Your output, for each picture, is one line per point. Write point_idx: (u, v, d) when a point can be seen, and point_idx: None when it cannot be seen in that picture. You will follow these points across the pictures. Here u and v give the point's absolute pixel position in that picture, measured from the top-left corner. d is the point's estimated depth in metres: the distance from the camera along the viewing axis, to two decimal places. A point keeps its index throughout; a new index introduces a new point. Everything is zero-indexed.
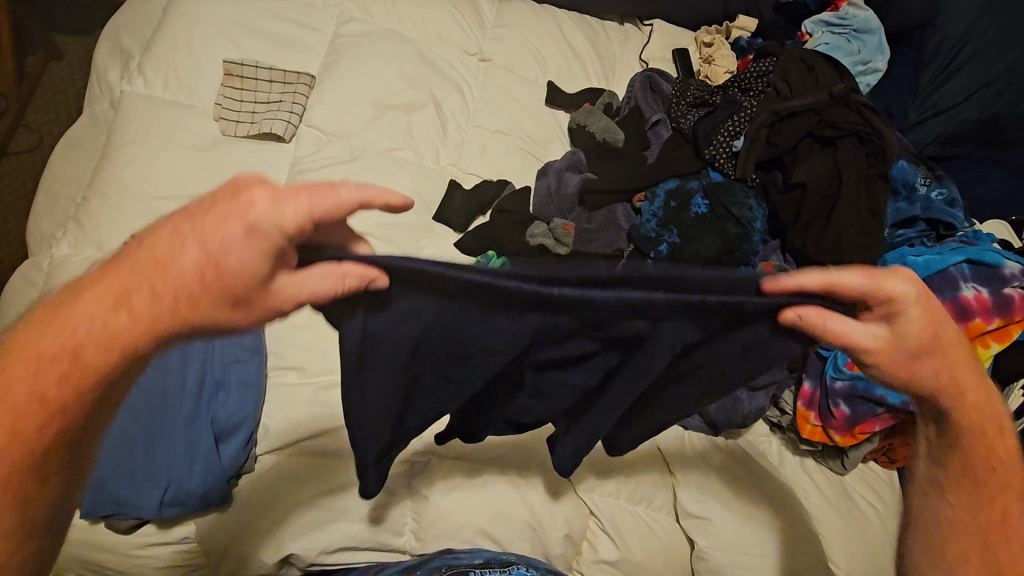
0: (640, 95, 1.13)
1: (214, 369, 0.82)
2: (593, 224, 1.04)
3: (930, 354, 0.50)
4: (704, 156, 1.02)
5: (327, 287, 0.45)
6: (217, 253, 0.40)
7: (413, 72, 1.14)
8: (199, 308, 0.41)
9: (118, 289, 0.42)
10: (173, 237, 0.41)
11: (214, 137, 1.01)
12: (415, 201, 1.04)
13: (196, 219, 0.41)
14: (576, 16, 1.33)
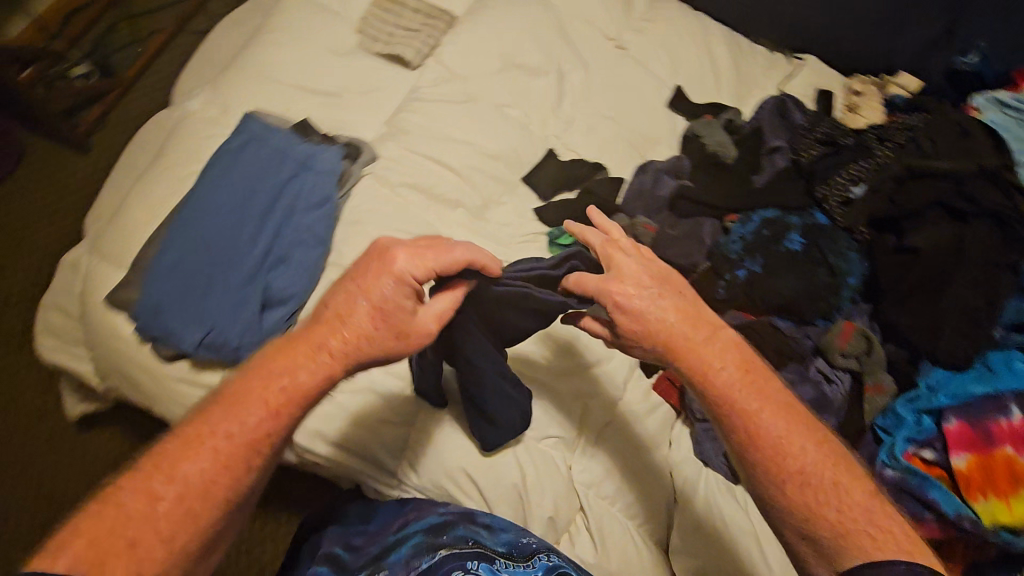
0: (766, 120, 1.04)
1: (279, 242, 0.88)
2: (676, 231, 1.00)
3: (651, 316, 0.64)
4: (814, 194, 0.96)
5: (451, 299, 0.66)
6: (374, 284, 0.60)
7: (548, 40, 1.16)
8: (382, 335, 0.60)
9: (309, 349, 0.60)
10: (347, 298, 0.61)
11: (351, 46, 1.07)
12: (510, 157, 1.07)
13: (357, 282, 0.61)
14: (726, 31, 1.29)
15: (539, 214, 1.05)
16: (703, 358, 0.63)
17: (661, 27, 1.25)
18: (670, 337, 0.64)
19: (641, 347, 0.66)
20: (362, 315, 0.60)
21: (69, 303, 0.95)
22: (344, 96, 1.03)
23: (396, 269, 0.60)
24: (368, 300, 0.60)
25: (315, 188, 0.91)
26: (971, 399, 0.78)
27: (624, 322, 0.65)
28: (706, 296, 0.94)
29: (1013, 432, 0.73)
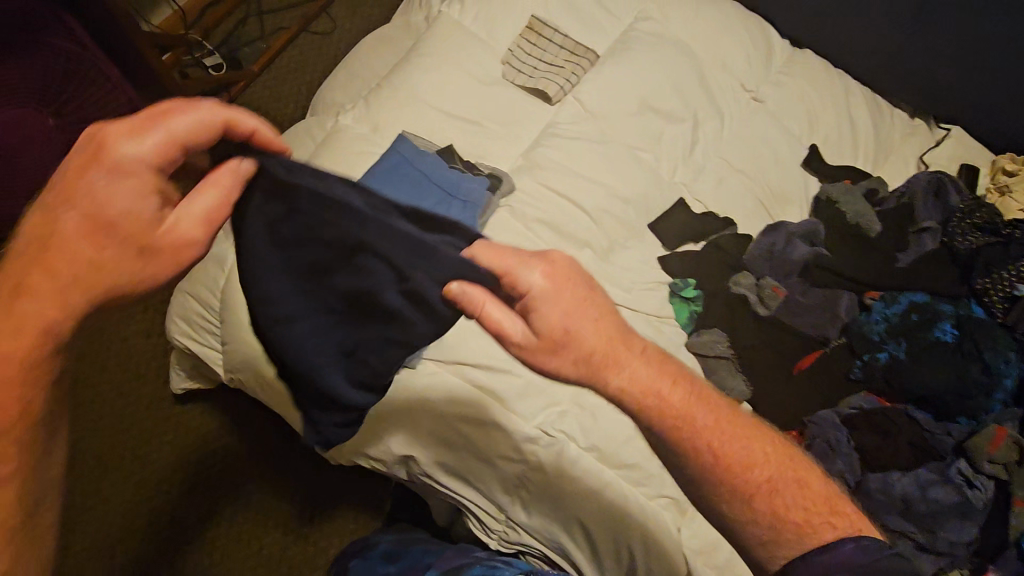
0: (920, 192, 0.99)
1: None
2: (807, 299, 0.99)
3: (567, 318, 0.58)
4: (973, 286, 0.94)
5: (220, 192, 0.57)
6: (86, 183, 0.51)
7: (689, 87, 1.14)
8: (142, 248, 0.54)
9: (16, 279, 0.51)
10: (52, 208, 0.52)
11: (496, 76, 1.08)
12: (639, 203, 1.06)
13: (66, 184, 0.52)
14: (868, 92, 1.25)
15: (663, 263, 1.04)
16: (638, 373, 0.59)
17: (802, 85, 1.22)
18: (581, 339, 0.58)
19: (556, 357, 0.58)
20: (90, 227, 0.52)
21: (208, 295, 1.00)
22: (486, 125, 1.05)
23: (111, 176, 0.52)
24: (92, 216, 0.52)
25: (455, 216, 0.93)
26: None
27: (547, 317, 0.58)
28: (837, 373, 0.94)
29: None
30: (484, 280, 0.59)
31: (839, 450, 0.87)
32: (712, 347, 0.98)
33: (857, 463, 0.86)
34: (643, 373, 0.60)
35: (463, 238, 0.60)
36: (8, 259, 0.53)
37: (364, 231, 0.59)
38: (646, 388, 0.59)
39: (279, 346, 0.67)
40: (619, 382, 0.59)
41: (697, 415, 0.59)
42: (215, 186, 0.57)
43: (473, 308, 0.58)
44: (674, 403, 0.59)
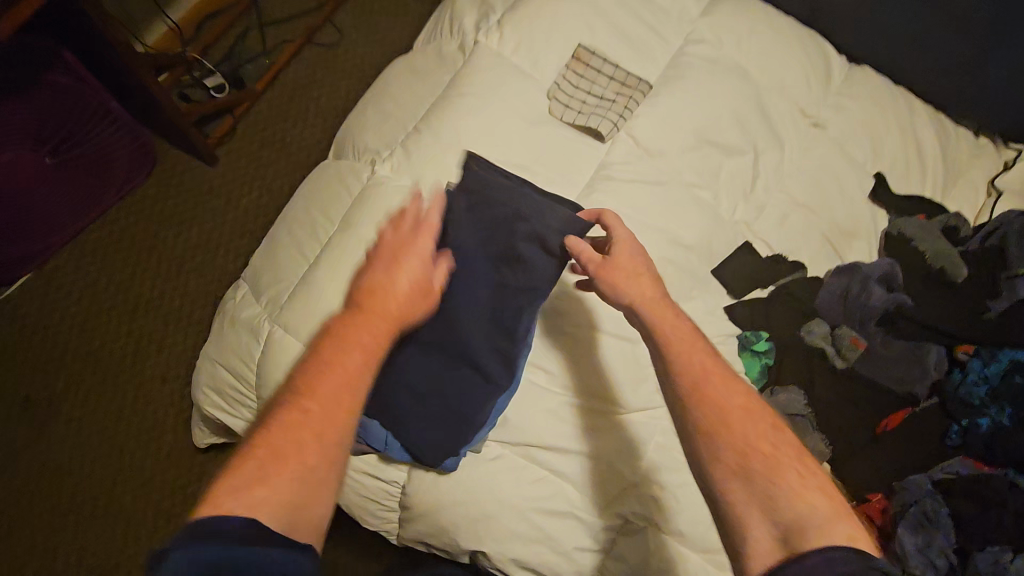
0: (1013, 237, 0.93)
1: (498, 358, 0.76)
2: (889, 351, 0.92)
3: (638, 271, 0.71)
4: None
5: (445, 277, 0.68)
6: (407, 254, 0.63)
7: (748, 116, 1.06)
8: (403, 310, 0.61)
9: (372, 305, 0.59)
10: (386, 267, 0.62)
11: (542, 113, 0.99)
12: (702, 248, 0.99)
13: (393, 252, 0.64)
14: (932, 112, 1.17)
15: (731, 314, 0.97)
16: (664, 316, 0.67)
17: (864, 107, 1.13)
18: (636, 279, 0.71)
19: (627, 283, 0.71)
20: (380, 279, 0.61)
21: (242, 367, 0.91)
22: (535, 170, 0.96)
23: (421, 249, 0.64)
24: (384, 273, 0.62)
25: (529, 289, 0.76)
26: None
27: (613, 263, 0.72)
28: (930, 437, 0.88)
29: None
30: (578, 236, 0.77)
31: (934, 521, 0.82)
32: (790, 406, 0.91)
33: (952, 535, 0.82)
34: (664, 312, 0.67)
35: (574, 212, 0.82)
36: (362, 282, 0.61)
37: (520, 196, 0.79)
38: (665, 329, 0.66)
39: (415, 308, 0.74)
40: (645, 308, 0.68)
41: (687, 355, 0.63)
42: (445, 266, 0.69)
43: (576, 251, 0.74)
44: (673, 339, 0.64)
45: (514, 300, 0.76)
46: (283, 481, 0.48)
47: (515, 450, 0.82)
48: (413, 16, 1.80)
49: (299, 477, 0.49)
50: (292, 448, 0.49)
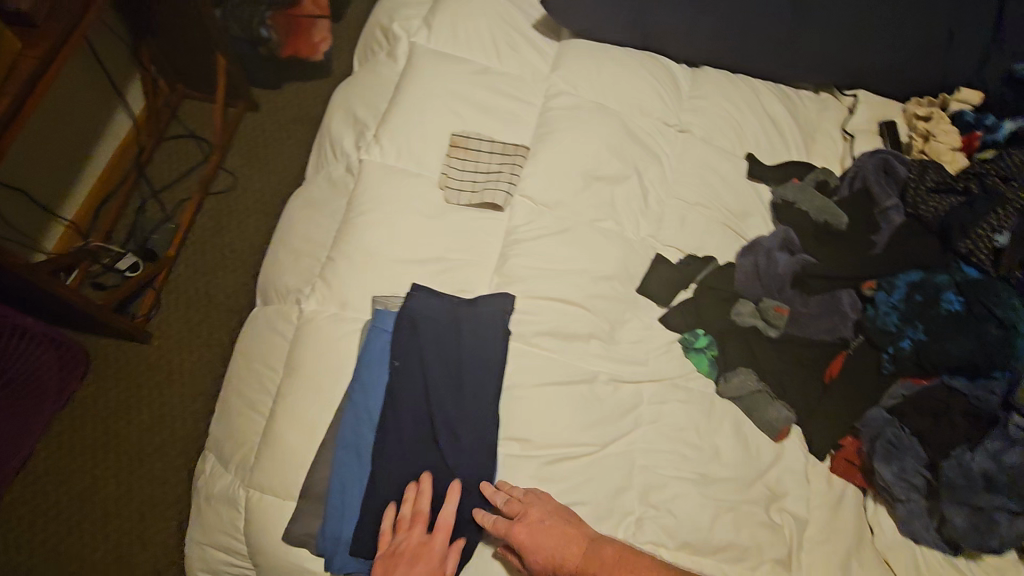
0: (868, 176, 1.06)
1: (487, 429, 0.85)
2: (810, 308, 1.01)
3: (535, 519, 0.78)
4: (959, 249, 0.98)
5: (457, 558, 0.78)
6: (425, 544, 0.77)
7: (620, 144, 1.17)
8: None
9: (413, 551, 0.77)
10: (414, 545, 0.77)
11: (440, 204, 1.06)
12: (620, 272, 1.07)
13: (410, 539, 0.77)
14: (773, 86, 1.32)
15: (665, 323, 1.04)
16: (553, 551, 0.76)
17: (715, 103, 1.26)
18: (535, 530, 0.77)
19: (521, 524, 0.78)
20: None
21: (227, 539, 0.89)
22: (451, 258, 1.02)
23: (436, 549, 0.77)
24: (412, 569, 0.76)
25: (490, 360, 0.88)
26: None
27: (515, 528, 0.78)
28: (870, 372, 0.95)
29: None
30: (492, 332, 0.89)
31: (903, 445, 0.88)
32: (747, 385, 0.98)
33: (924, 450, 0.88)
34: (559, 545, 0.77)
35: (503, 303, 0.92)
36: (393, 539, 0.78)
37: (442, 304, 0.91)
38: (565, 560, 0.76)
39: (386, 423, 0.83)
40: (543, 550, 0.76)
41: (589, 566, 0.76)
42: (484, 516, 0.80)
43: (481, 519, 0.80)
44: (570, 558, 0.76)
45: (472, 390, 0.86)
46: None
47: None
48: (301, 140, 1.89)
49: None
50: None
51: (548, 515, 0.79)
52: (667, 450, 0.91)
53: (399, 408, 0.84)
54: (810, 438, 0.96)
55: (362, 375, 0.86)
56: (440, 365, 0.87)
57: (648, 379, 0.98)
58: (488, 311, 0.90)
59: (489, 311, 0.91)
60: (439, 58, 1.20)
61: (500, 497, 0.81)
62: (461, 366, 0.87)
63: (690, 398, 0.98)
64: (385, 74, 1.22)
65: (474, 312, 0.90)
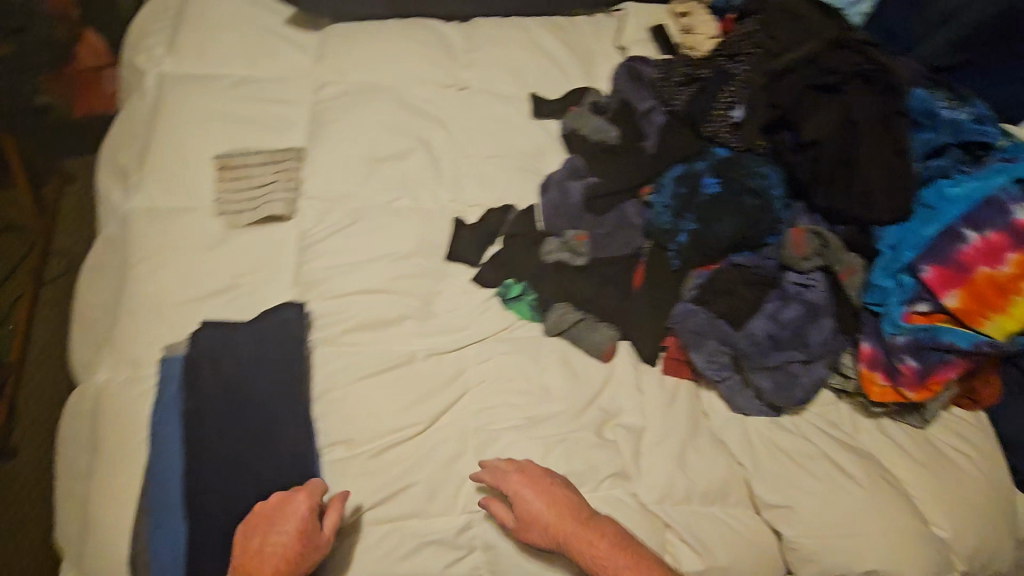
0: (625, 88, 1.04)
1: (302, 437, 0.85)
2: (604, 228, 1.03)
3: (540, 479, 0.83)
4: (703, 135, 0.97)
5: (317, 535, 0.76)
6: (290, 517, 0.76)
7: (397, 120, 1.15)
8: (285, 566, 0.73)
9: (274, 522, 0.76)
10: (280, 516, 0.76)
11: (220, 231, 1.02)
12: (424, 247, 1.06)
13: (278, 515, 0.76)
14: (544, 19, 1.30)
15: (479, 282, 1.04)
16: (550, 508, 0.80)
17: (489, 50, 1.24)
18: (536, 484, 0.82)
19: (516, 483, 0.82)
20: (262, 550, 0.74)
21: None
22: (242, 283, 0.98)
23: (306, 520, 0.76)
24: (264, 540, 0.75)
25: (291, 370, 0.88)
26: (931, 241, 0.78)
27: (512, 475, 0.83)
28: (663, 272, 0.98)
29: (978, 251, 0.75)
30: (288, 340, 0.90)
31: (705, 330, 0.92)
32: (566, 319, 1.00)
33: (729, 327, 0.91)
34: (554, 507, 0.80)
35: (294, 309, 0.93)
36: (272, 513, 0.77)
37: (229, 329, 0.89)
38: (560, 516, 0.80)
39: (193, 465, 0.81)
40: (540, 503, 0.80)
41: (583, 533, 0.79)
42: (484, 473, 0.84)
43: (483, 477, 0.84)
44: (564, 520, 0.79)
45: (277, 403, 0.86)
46: None
47: (355, 526, 0.83)
48: None
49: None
50: None
51: (547, 478, 0.83)
52: (496, 404, 0.93)
53: (204, 447, 0.82)
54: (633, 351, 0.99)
55: (161, 429, 0.84)
56: (240, 393, 0.86)
57: (470, 342, 0.99)
58: (280, 320, 0.91)
59: (281, 323, 0.91)
60: (191, 82, 1.14)
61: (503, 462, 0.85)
62: (261, 385, 0.87)
63: (514, 348, 0.99)
64: (138, 112, 1.15)
65: (265, 328, 0.90)
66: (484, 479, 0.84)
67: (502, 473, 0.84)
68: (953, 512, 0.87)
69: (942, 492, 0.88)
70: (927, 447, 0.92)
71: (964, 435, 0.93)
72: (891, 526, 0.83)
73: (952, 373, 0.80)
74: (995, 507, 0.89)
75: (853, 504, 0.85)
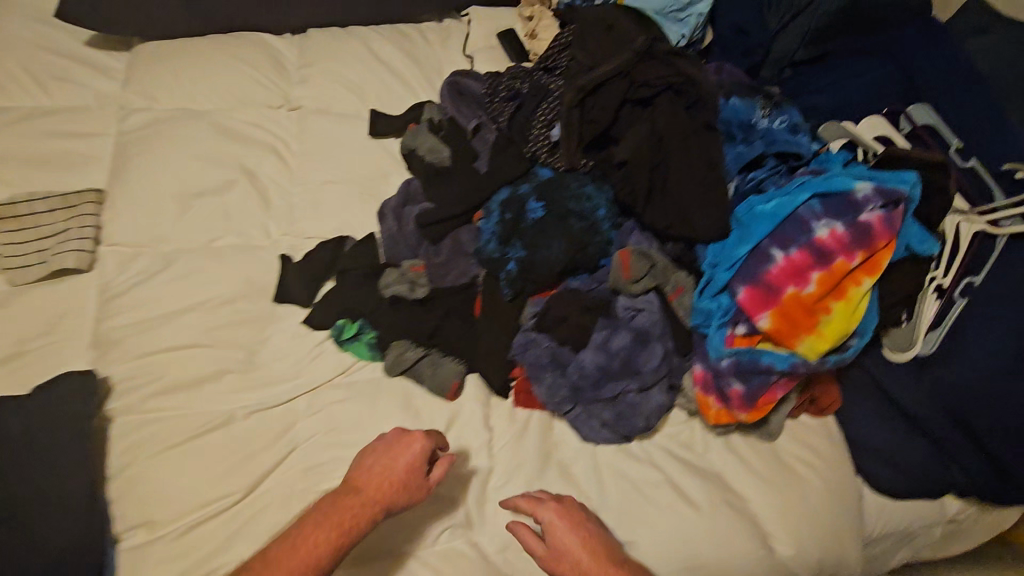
0: (452, 108, 0.98)
1: (78, 529, 0.73)
2: (440, 257, 0.95)
3: (578, 516, 0.78)
4: (527, 153, 0.90)
5: (441, 466, 0.78)
6: (405, 449, 0.77)
7: (215, 150, 1.04)
8: (384, 494, 0.74)
9: (382, 459, 0.77)
10: (398, 447, 0.78)
11: (4, 291, 0.91)
12: (249, 289, 0.97)
13: (394, 445, 0.78)
14: (385, 27, 1.20)
15: (310, 323, 0.95)
16: (584, 546, 0.75)
17: (322, 64, 1.13)
18: (571, 517, 0.78)
19: (553, 512, 0.78)
20: (374, 471, 0.76)
21: None
22: (26, 349, 0.87)
23: (414, 455, 0.77)
24: (372, 466, 0.76)
25: (63, 450, 0.78)
26: (743, 260, 0.75)
27: (551, 504, 0.79)
28: (500, 304, 0.91)
29: (785, 271, 0.71)
30: (59, 414, 0.80)
31: (544, 364, 0.86)
32: (406, 358, 0.93)
33: (570, 354, 0.86)
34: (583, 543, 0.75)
35: (73, 375, 0.83)
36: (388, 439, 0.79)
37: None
38: (595, 553, 0.75)
39: None
40: (575, 535, 0.76)
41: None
42: (524, 497, 0.80)
43: (521, 504, 0.80)
44: (598, 559, 0.74)
45: (48, 491, 0.74)
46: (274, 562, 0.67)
47: None
48: None
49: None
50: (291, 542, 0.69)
51: (582, 514, 0.79)
52: (326, 461, 0.86)
53: None
54: (478, 388, 0.93)
55: None
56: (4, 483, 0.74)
57: (299, 394, 0.91)
58: (55, 390, 0.81)
59: (54, 394, 0.81)
60: None
61: (542, 494, 0.82)
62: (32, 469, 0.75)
63: (349, 395, 0.92)
64: None
65: (34, 402, 0.80)
66: (522, 505, 0.80)
67: (538, 504, 0.79)
68: (797, 529, 0.86)
69: (787, 509, 0.87)
70: (774, 462, 0.91)
71: (810, 444, 0.92)
72: (727, 551, 0.83)
73: (779, 392, 0.78)
74: (839, 516, 0.89)
75: (691, 534, 0.84)
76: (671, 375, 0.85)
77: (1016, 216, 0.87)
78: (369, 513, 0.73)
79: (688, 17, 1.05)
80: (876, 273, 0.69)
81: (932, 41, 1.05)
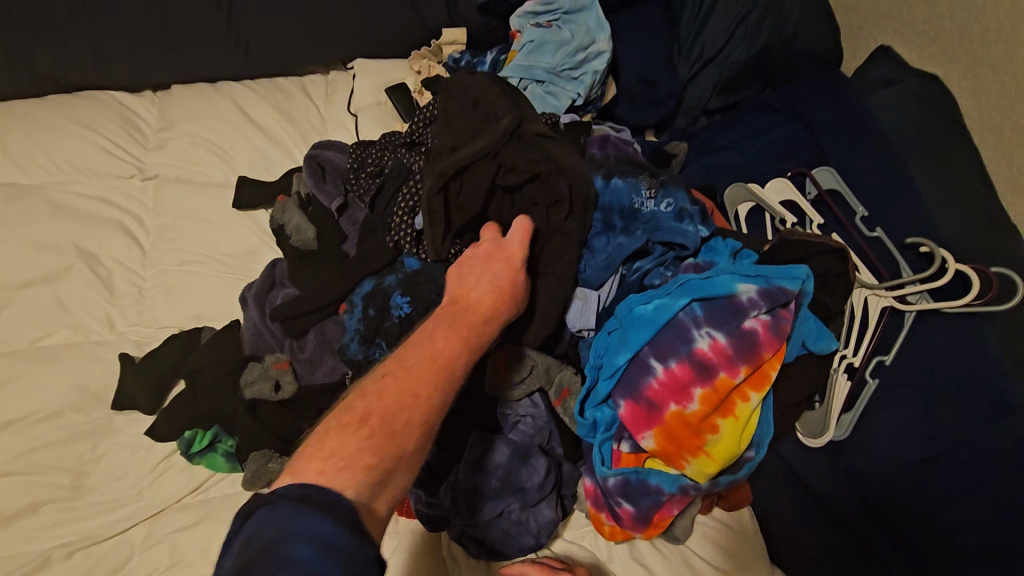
0: (309, 187, 0.91)
1: None
2: (307, 351, 0.83)
3: None
4: (390, 244, 0.80)
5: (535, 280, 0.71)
6: (505, 256, 0.68)
7: (48, 231, 0.91)
8: (495, 307, 0.63)
9: (479, 265, 0.67)
10: (487, 261, 0.67)
11: None
12: (82, 396, 0.83)
13: (484, 258, 0.67)
14: (261, 84, 1.10)
15: (153, 435, 0.81)
16: None
17: (185, 128, 1.03)
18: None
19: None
20: (476, 282, 0.64)
21: None
22: None
23: (511, 259, 0.68)
24: (479, 278, 0.65)
25: None
26: (623, 371, 0.67)
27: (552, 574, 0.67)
28: None
29: (666, 387, 0.65)
30: None
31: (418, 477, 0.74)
32: (269, 470, 0.77)
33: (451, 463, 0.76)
34: None
35: None
36: (481, 245, 0.69)
37: None
38: None
39: None
40: None
41: None
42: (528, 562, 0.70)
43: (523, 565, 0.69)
44: None
45: None
46: (397, 391, 0.50)
47: None
48: None
49: (371, 451, 0.45)
50: (404, 368, 0.52)
51: None
52: None
53: None
54: None
55: None
56: None
57: (131, 523, 0.76)
58: None
59: None
60: None
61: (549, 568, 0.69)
62: None
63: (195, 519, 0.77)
64: None
65: None
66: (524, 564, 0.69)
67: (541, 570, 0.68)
68: None
69: None
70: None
71: (724, 548, 0.82)
72: None
73: (674, 510, 0.69)
74: None
75: None
76: (559, 486, 0.76)
77: (923, 292, 0.78)
78: (487, 330, 0.61)
79: (582, 76, 0.97)
80: (763, 388, 0.64)
81: (837, 96, 0.99)
